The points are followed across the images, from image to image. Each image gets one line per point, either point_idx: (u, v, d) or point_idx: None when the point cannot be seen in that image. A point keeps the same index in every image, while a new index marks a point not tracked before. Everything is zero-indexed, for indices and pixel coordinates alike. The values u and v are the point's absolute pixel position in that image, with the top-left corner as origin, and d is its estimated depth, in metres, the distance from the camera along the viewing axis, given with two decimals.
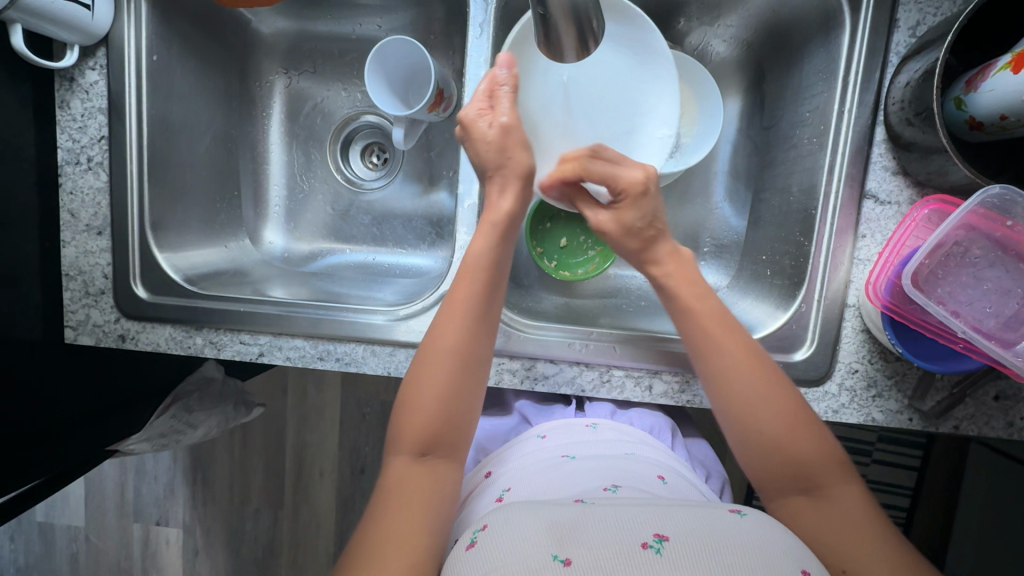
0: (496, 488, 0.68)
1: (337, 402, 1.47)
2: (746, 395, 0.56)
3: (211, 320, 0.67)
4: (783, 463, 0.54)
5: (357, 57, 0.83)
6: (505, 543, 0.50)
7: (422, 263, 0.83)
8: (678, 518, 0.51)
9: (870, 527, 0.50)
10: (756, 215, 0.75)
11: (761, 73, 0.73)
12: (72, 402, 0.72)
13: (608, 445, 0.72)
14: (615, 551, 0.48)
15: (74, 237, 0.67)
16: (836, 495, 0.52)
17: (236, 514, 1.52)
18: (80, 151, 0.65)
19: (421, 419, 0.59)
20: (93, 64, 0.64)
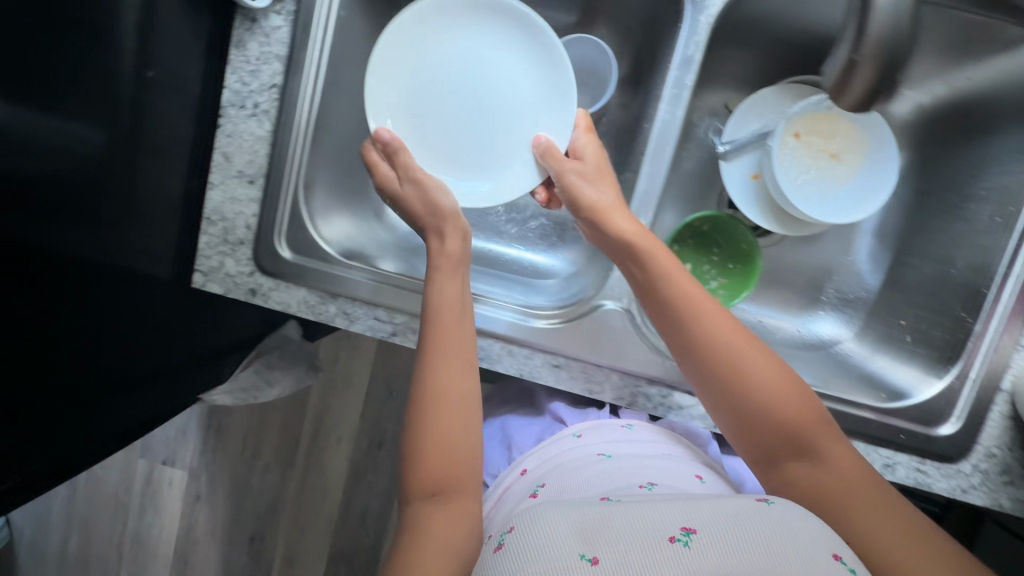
0: (530, 484, 0.68)
1: (366, 372, 1.45)
2: (732, 372, 0.57)
3: (349, 291, 0.65)
4: (792, 441, 0.55)
5: None
6: (535, 544, 0.49)
7: (545, 263, 0.80)
8: (705, 511, 0.50)
9: (874, 497, 0.52)
10: (896, 277, 0.74)
11: (929, 138, 0.72)
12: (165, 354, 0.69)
13: (641, 445, 0.71)
14: (640, 546, 0.46)
15: (223, 181, 0.64)
16: (843, 468, 0.54)
17: (246, 467, 1.50)
18: (247, 95, 0.63)
19: (450, 426, 0.57)
20: (279, 9, 0.61)
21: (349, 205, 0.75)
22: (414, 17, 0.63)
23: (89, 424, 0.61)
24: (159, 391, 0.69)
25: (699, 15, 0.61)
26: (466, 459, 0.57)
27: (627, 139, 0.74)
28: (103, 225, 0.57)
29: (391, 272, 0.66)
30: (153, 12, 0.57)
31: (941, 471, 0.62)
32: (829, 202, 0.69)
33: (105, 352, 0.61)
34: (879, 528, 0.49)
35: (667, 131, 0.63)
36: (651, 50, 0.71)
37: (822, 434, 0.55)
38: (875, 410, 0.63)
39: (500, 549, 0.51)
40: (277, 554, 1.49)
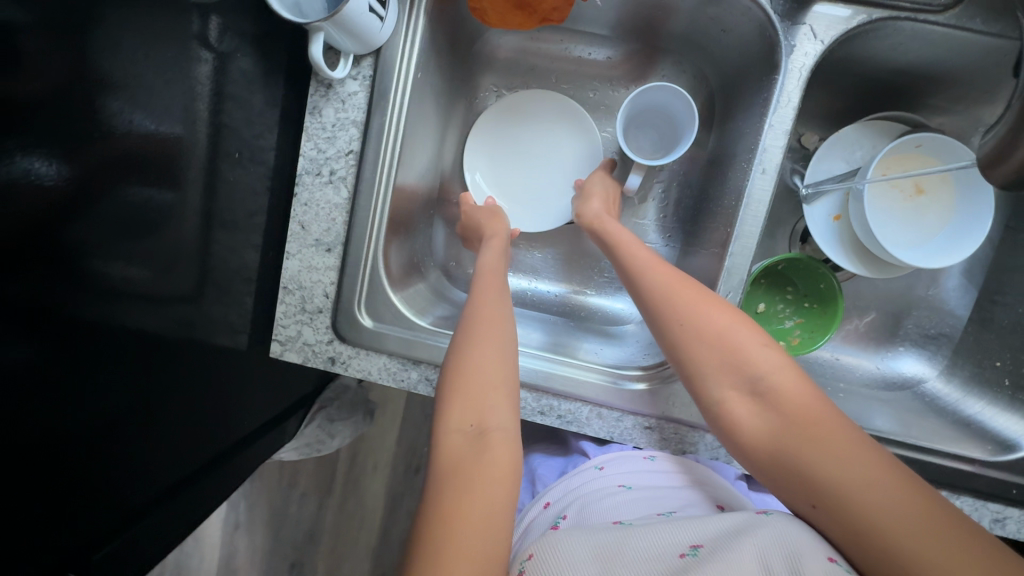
0: (552, 516, 0.62)
1: (401, 400, 1.45)
2: (703, 353, 0.53)
3: (432, 358, 0.63)
4: (773, 415, 0.49)
5: (573, 87, 0.80)
6: (553, 566, 0.46)
7: (612, 308, 0.79)
8: (712, 528, 0.49)
9: (878, 478, 0.43)
10: (986, 315, 0.72)
11: None
12: (229, 428, 0.68)
13: (672, 472, 0.62)
14: (654, 566, 0.45)
15: (299, 250, 0.63)
16: (844, 449, 0.45)
17: (283, 497, 1.48)
18: (323, 162, 0.61)
19: (480, 371, 0.55)
20: (355, 74, 0.59)
21: (417, 261, 0.73)
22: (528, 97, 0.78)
23: (160, 513, 0.61)
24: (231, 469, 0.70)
25: (792, 63, 0.57)
26: (495, 406, 0.53)
27: (702, 181, 0.73)
28: (194, 308, 0.59)
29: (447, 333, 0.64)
30: (225, 84, 0.55)
31: None
32: (923, 245, 0.67)
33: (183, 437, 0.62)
34: (876, 507, 0.42)
35: (765, 188, 0.58)
36: (728, 92, 0.69)
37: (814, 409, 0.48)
38: (976, 462, 0.61)
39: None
40: None
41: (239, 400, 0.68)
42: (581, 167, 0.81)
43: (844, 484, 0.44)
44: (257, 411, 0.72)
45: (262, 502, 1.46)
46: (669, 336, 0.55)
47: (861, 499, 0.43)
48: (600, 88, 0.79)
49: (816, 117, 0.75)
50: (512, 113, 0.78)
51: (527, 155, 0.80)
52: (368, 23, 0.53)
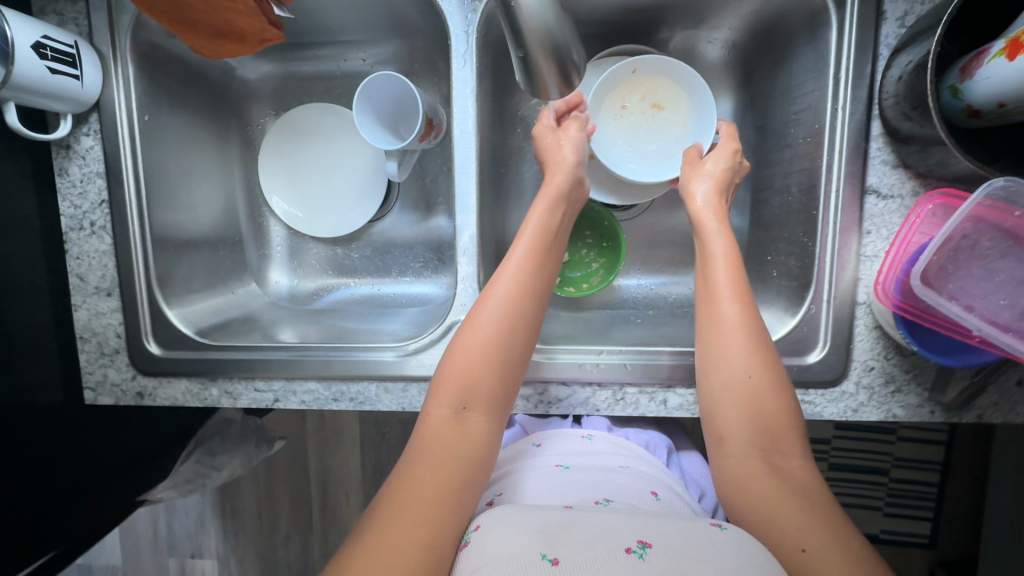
0: (488, 493, 0.67)
1: (356, 424, 1.48)
2: (737, 346, 0.56)
3: (225, 370, 0.68)
4: (749, 412, 0.54)
5: (343, 93, 0.84)
6: (494, 543, 0.47)
7: (424, 291, 0.84)
8: (665, 526, 0.49)
9: (805, 498, 0.50)
10: (758, 215, 0.73)
11: (749, 73, 0.72)
12: (79, 470, 0.69)
13: (604, 457, 0.68)
14: (597, 552, 0.46)
15: (85, 300, 0.68)
16: (791, 468, 0.52)
17: (268, 542, 1.52)
18: (83, 217, 0.67)
19: (463, 379, 0.57)
20: (87, 130, 0.66)
21: (224, 285, 0.78)
22: (301, 114, 0.83)
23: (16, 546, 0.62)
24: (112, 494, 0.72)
25: (466, 42, 0.63)
26: (479, 428, 0.55)
27: None
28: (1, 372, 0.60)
29: (239, 345, 0.69)
30: None
31: (826, 397, 0.62)
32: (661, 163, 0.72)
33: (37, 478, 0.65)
34: (794, 526, 0.47)
35: (467, 145, 0.64)
36: None
37: (779, 415, 0.54)
38: None
39: (464, 546, 0.49)
40: None
41: (81, 443, 0.70)
42: (369, 166, 0.83)
43: (782, 500, 0.49)
44: (108, 451, 0.73)
45: (249, 549, 1.52)
46: (709, 314, 0.58)
47: (785, 515, 0.48)
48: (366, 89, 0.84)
49: None
50: (294, 131, 0.83)
51: (318, 168, 0.84)
52: (63, 84, 0.59)
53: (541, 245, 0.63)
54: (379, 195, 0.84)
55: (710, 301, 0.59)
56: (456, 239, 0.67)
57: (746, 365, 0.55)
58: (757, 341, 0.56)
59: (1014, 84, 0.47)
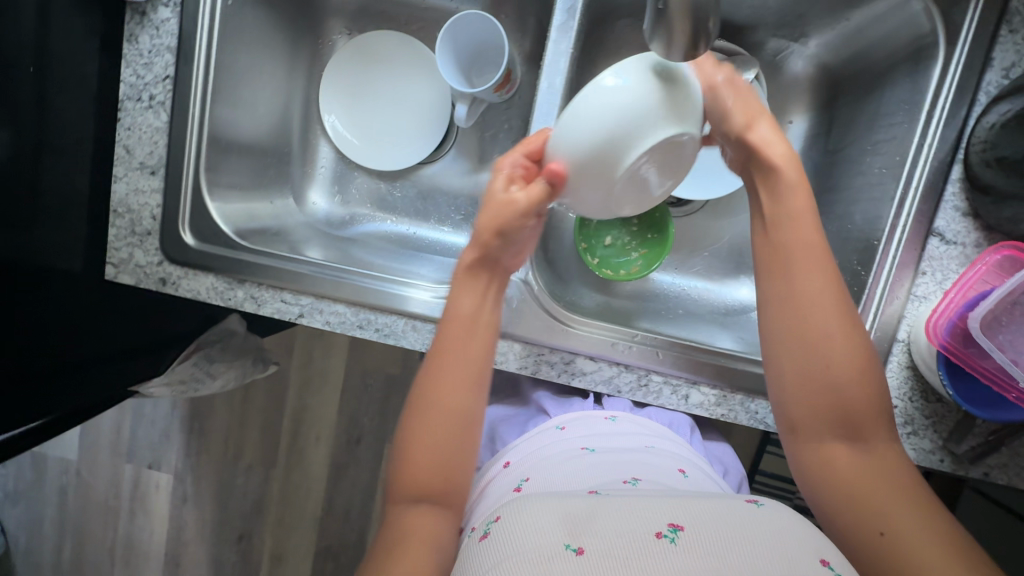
0: (513, 477, 0.68)
1: (341, 368, 1.46)
2: (828, 328, 0.53)
3: (254, 275, 0.67)
4: (825, 390, 0.53)
5: (422, 28, 0.82)
6: (516, 530, 0.50)
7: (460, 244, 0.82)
8: (693, 509, 0.52)
9: (900, 483, 0.50)
10: None
11: (834, 95, 0.72)
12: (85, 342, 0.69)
13: (628, 437, 0.71)
14: (629, 538, 0.48)
15: (126, 174, 0.66)
16: (878, 451, 0.52)
17: (229, 467, 1.51)
18: (142, 88, 0.65)
19: (421, 467, 0.56)
20: (166, 1, 0.63)
21: (265, 192, 0.77)
22: (374, 40, 0.81)
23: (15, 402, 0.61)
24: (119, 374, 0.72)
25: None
26: (446, 505, 0.57)
27: None
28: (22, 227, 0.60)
29: (271, 253, 0.67)
30: None
31: None
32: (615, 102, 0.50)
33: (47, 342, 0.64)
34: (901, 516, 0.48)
35: (548, 101, 0.63)
36: None
37: (868, 400, 0.52)
38: None
39: (485, 538, 0.52)
40: (266, 551, 1.51)
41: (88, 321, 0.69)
42: (432, 107, 0.82)
43: (878, 490, 0.50)
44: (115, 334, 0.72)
45: (209, 469, 1.51)
46: (780, 284, 0.55)
47: (886, 507, 0.49)
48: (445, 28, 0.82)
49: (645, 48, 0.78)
50: (365, 55, 0.81)
51: (381, 97, 0.82)
52: None
53: (473, 333, 0.60)
54: (437, 138, 0.82)
55: (780, 270, 0.55)
56: None
57: (841, 341, 0.53)
58: (846, 316, 0.54)
59: None
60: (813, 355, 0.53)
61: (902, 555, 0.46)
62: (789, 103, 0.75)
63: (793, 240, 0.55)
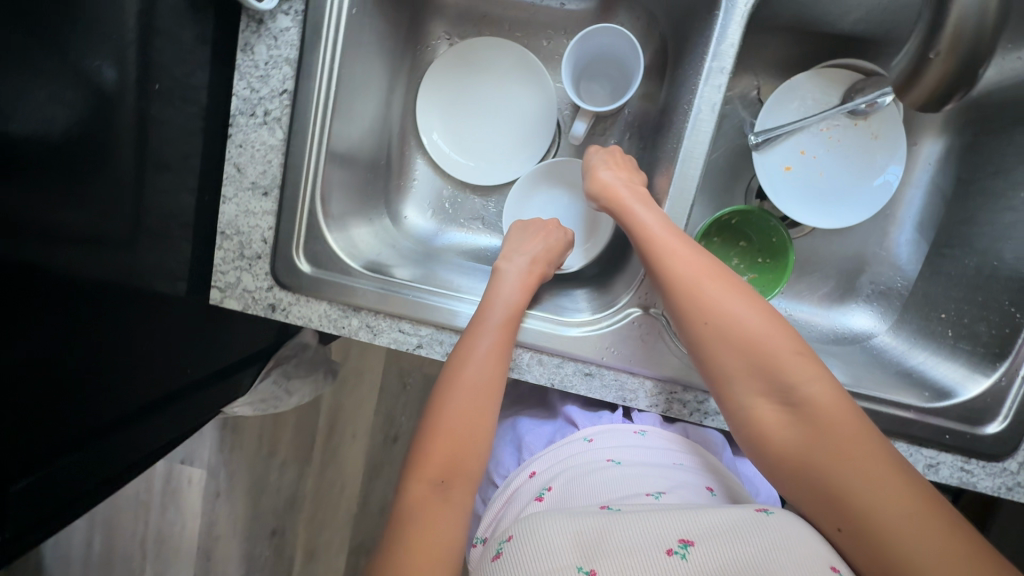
0: (535, 488, 0.65)
1: (378, 369, 1.43)
2: (713, 294, 0.54)
3: (371, 303, 0.63)
4: (740, 353, 0.53)
5: (527, 35, 0.78)
6: (531, 554, 0.48)
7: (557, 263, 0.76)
8: (709, 519, 0.48)
9: (858, 444, 0.48)
10: (936, 267, 0.71)
11: (973, 121, 0.69)
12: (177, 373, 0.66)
13: (654, 450, 0.66)
14: (640, 560, 0.45)
15: (236, 194, 0.62)
16: (822, 412, 0.50)
17: (262, 465, 1.49)
18: (257, 102, 0.60)
19: (438, 459, 0.56)
20: (287, 9, 0.58)
21: (365, 211, 0.73)
22: (479, 46, 0.76)
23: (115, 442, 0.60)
24: (165, 421, 0.65)
25: (733, 13, 0.57)
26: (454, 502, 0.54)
27: (650, 131, 0.72)
28: (120, 251, 0.56)
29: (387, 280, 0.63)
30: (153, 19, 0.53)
31: (985, 470, 0.61)
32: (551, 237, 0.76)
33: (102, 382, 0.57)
34: (859, 484, 0.46)
35: (701, 127, 0.59)
36: (682, 38, 0.66)
37: (795, 365, 0.51)
38: (916, 409, 0.60)
39: (499, 559, 0.49)
40: (297, 549, 1.49)
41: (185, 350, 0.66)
42: (537, 119, 0.78)
43: (825, 458, 0.48)
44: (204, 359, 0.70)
45: (242, 466, 1.49)
46: (665, 271, 0.56)
47: (837, 474, 0.47)
48: (555, 36, 0.77)
49: (770, 65, 0.74)
50: (469, 63, 0.77)
51: (482, 108, 0.78)
52: None
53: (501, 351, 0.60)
54: (540, 153, 0.78)
55: (666, 259, 0.56)
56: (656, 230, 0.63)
57: (751, 318, 0.53)
58: (742, 293, 0.55)
59: None
60: (707, 321, 0.54)
61: (874, 537, 0.45)
62: (918, 128, 0.74)
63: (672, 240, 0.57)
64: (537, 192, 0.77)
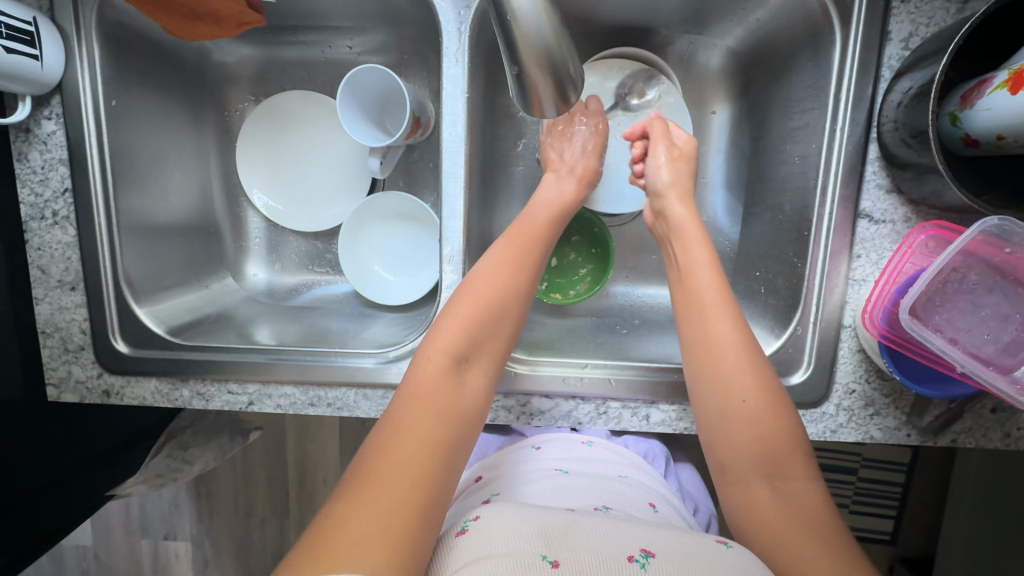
0: (484, 491, 0.65)
1: None
2: (717, 323, 0.55)
3: (196, 371, 0.65)
4: (744, 420, 0.52)
5: (326, 81, 0.79)
6: (495, 536, 0.46)
7: (397, 298, 0.78)
8: (661, 537, 0.48)
9: (819, 521, 0.47)
10: (749, 227, 0.72)
11: (749, 81, 0.70)
12: (54, 463, 0.65)
13: (602, 465, 0.67)
14: (603, 560, 0.44)
15: (47, 294, 0.65)
16: (794, 486, 0.50)
17: None
18: (43, 206, 0.63)
19: (408, 446, 0.48)
20: (48, 114, 0.62)
21: (200, 278, 0.76)
22: (280, 102, 0.79)
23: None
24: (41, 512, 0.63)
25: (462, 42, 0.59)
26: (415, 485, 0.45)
27: None
28: None
29: (205, 346, 0.66)
30: None
31: (806, 417, 0.62)
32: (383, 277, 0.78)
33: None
34: (810, 556, 0.45)
35: (458, 147, 0.61)
36: None
37: (785, 438, 0.51)
38: None
39: (461, 534, 0.48)
40: None
41: (51, 445, 0.65)
42: (354, 159, 0.80)
43: (794, 530, 0.47)
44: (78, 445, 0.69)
45: None
46: (694, 327, 0.57)
47: (795, 545, 0.46)
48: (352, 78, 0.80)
49: None
50: (277, 120, 0.79)
51: (298, 159, 0.80)
52: (22, 66, 0.55)
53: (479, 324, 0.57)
54: (364, 190, 0.81)
55: (703, 317, 0.56)
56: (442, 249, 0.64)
57: (759, 381, 0.53)
58: (753, 355, 0.54)
59: (1017, 115, 0.45)
60: (708, 365, 0.55)
61: None
62: (707, 96, 0.74)
63: (713, 289, 0.57)
64: (364, 236, 0.78)
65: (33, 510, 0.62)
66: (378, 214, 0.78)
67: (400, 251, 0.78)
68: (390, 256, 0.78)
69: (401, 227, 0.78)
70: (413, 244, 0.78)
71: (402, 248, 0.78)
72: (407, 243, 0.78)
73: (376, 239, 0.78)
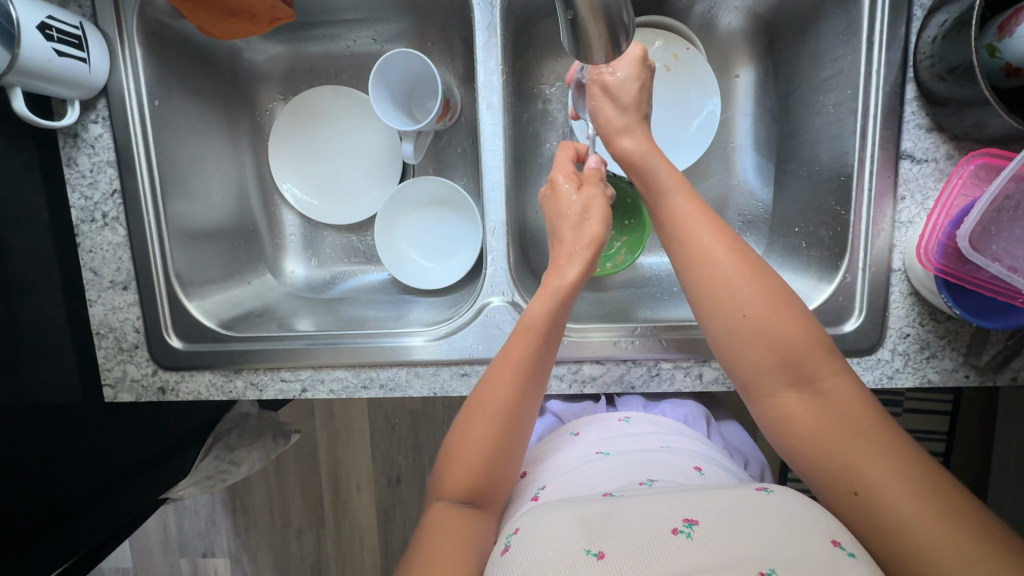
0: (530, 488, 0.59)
1: None
2: (704, 242, 0.53)
3: (249, 361, 0.66)
4: (758, 336, 0.50)
5: (352, 74, 0.81)
6: (536, 545, 0.43)
7: (432, 281, 0.78)
8: (709, 500, 0.45)
9: (862, 416, 0.46)
10: (784, 183, 0.72)
11: (773, 40, 0.71)
12: (114, 463, 0.65)
13: (640, 438, 0.62)
14: (646, 541, 0.41)
15: (101, 295, 0.66)
16: (828, 388, 0.48)
17: None
18: (93, 208, 0.65)
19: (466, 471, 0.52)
20: (95, 117, 0.63)
21: (241, 275, 0.77)
22: (309, 98, 0.80)
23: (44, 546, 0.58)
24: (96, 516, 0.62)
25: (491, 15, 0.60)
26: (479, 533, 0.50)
27: None
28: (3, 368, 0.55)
29: (256, 335, 0.67)
30: None
31: (862, 364, 0.61)
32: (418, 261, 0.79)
33: (29, 490, 0.57)
34: (860, 459, 0.44)
35: (494, 120, 0.62)
36: None
37: (801, 343, 0.49)
38: None
39: (506, 552, 0.44)
40: None
41: (111, 445, 0.66)
42: (384, 149, 0.81)
43: (838, 435, 0.46)
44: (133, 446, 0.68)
45: None
46: (682, 252, 0.54)
47: (844, 453, 0.45)
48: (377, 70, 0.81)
49: None
50: (307, 116, 0.80)
51: (330, 153, 0.81)
52: (71, 68, 0.57)
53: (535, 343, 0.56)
54: (396, 179, 0.82)
55: (689, 242, 0.54)
56: (485, 222, 0.64)
57: (760, 292, 0.51)
58: (749, 266, 0.52)
59: None
60: (705, 285, 0.52)
61: (885, 509, 0.42)
62: (730, 59, 0.74)
63: (689, 213, 0.55)
64: (397, 224, 0.79)
65: (90, 513, 0.62)
66: (410, 201, 0.79)
67: (433, 235, 0.79)
68: (423, 241, 0.79)
69: (431, 211, 0.79)
70: (444, 227, 0.79)
71: (434, 232, 0.79)
72: (438, 227, 0.79)
73: (408, 225, 0.80)
